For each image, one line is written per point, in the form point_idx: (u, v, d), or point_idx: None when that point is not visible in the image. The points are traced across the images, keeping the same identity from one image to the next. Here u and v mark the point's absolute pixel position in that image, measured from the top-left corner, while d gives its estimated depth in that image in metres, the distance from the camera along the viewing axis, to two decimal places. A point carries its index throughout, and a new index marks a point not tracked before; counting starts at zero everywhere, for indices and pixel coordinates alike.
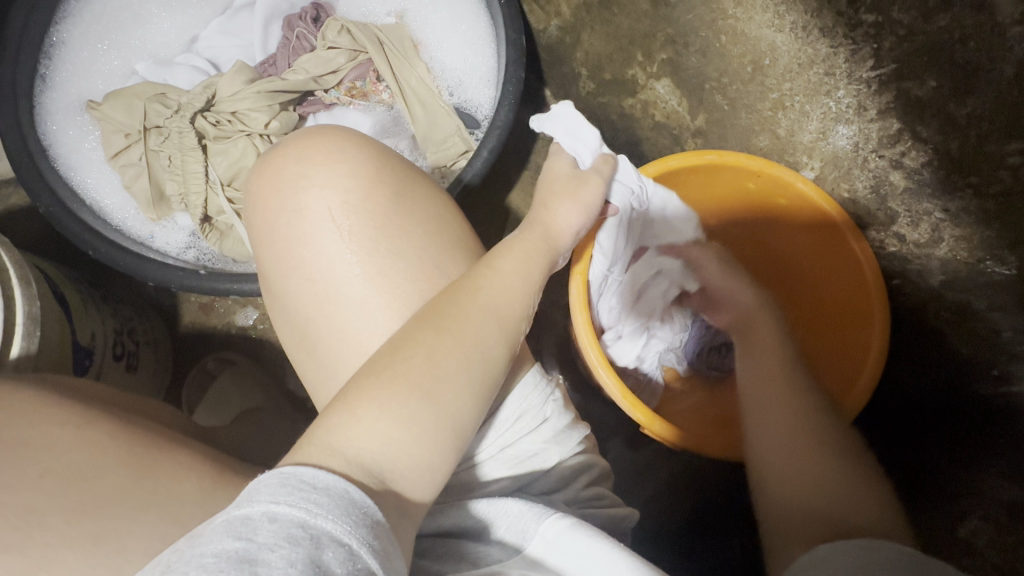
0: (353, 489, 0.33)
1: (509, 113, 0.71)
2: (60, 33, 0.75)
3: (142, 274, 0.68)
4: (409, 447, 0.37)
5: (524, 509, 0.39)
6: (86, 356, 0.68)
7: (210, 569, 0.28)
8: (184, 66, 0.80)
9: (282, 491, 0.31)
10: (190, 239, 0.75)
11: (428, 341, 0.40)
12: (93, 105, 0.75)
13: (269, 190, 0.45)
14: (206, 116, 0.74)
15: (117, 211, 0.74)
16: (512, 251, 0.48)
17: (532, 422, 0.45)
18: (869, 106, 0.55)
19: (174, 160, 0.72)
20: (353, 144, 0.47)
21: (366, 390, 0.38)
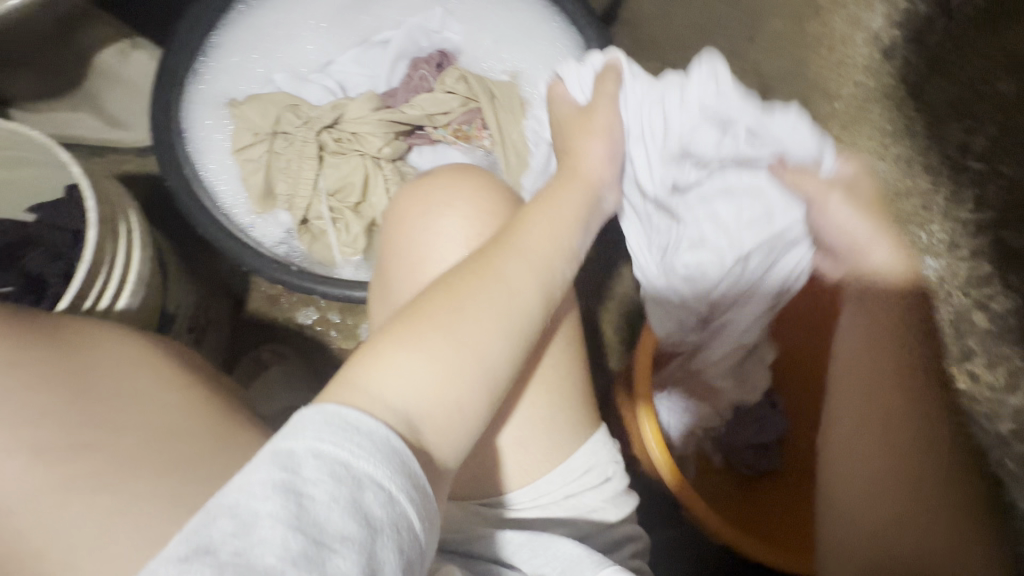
0: (394, 437, 0.35)
1: None
2: (218, 36, 0.82)
3: (239, 259, 0.73)
4: (441, 390, 0.39)
5: (580, 555, 0.42)
6: (168, 322, 0.72)
7: (261, 495, 0.31)
8: (317, 85, 0.88)
9: (326, 431, 0.34)
10: (284, 235, 0.81)
11: (448, 284, 0.44)
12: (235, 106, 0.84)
13: (416, 209, 0.51)
14: (330, 132, 0.81)
15: (228, 198, 0.81)
16: (541, 209, 0.51)
17: (596, 479, 0.47)
18: None
19: (292, 165, 0.80)
20: (494, 188, 0.52)
21: (388, 336, 0.41)
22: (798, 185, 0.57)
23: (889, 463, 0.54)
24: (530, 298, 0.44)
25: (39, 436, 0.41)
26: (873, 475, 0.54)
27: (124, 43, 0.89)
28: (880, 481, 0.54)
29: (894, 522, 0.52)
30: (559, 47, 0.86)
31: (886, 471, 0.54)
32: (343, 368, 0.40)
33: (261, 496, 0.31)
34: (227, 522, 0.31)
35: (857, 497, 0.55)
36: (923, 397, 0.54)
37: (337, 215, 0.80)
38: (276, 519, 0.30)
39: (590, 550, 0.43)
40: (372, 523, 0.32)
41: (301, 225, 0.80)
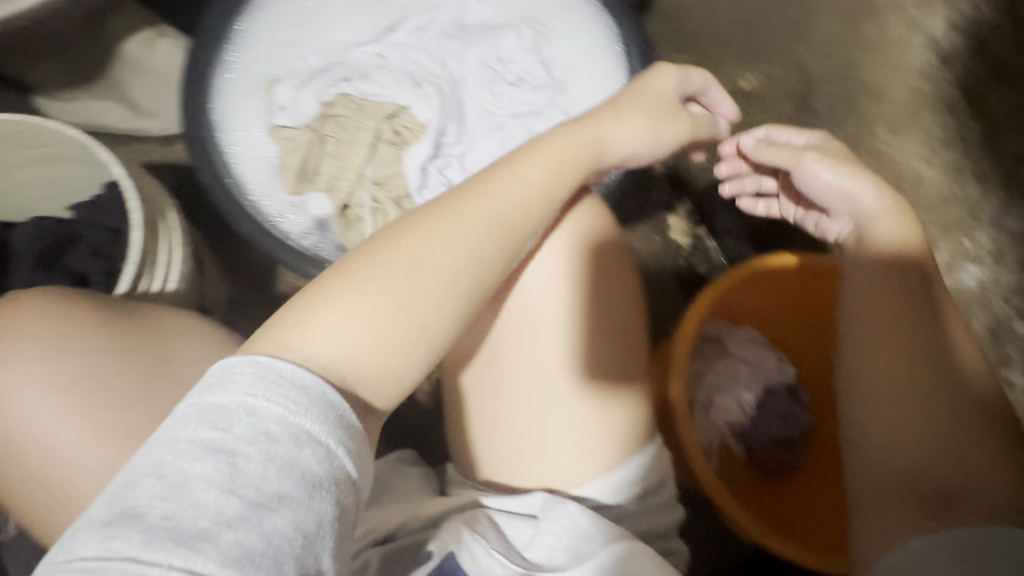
0: (329, 392, 0.40)
1: None
2: (245, 23, 0.79)
3: (276, 256, 0.74)
4: (366, 355, 0.44)
5: (592, 530, 0.49)
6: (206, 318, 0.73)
7: (188, 451, 0.35)
8: (333, 84, 0.82)
9: (259, 385, 0.38)
10: (311, 227, 0.81)
11: (394, 238, 0.48)
12: (274, 127, 0.81)
13: (540, 174, 0.53)
14: (387, 123, 0.82)
15: (258, 187, 0.79)
16: (498, 180, 0.52)
17: (637, 487, 0.55)
18: None
19: (340, 150, 0.82)
20: (557, 170, 0.55)
21: (329, 294, 0.45)
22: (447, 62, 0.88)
23: (920, 437, 0.49)
24: (493, 231, 0.50)
25: (110, 418, 0.49)
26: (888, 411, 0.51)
27: (152, 33, 0.91)
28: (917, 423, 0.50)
29: (926, 513, 0.46)
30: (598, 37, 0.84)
31: (970, 421, 0.49)
32: (276, 322, 0.44)
33: (193, 456, 0.35)
34: (154, 482, 0.34)
35: (889, 466, 0.50)
36: (940, 395, 0.50)
37: (378, 206, 0.81)
38: (207, 481, 0.34)
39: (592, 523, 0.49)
40: (311, 479, 0.36)
41: (340, 212, 0.81)
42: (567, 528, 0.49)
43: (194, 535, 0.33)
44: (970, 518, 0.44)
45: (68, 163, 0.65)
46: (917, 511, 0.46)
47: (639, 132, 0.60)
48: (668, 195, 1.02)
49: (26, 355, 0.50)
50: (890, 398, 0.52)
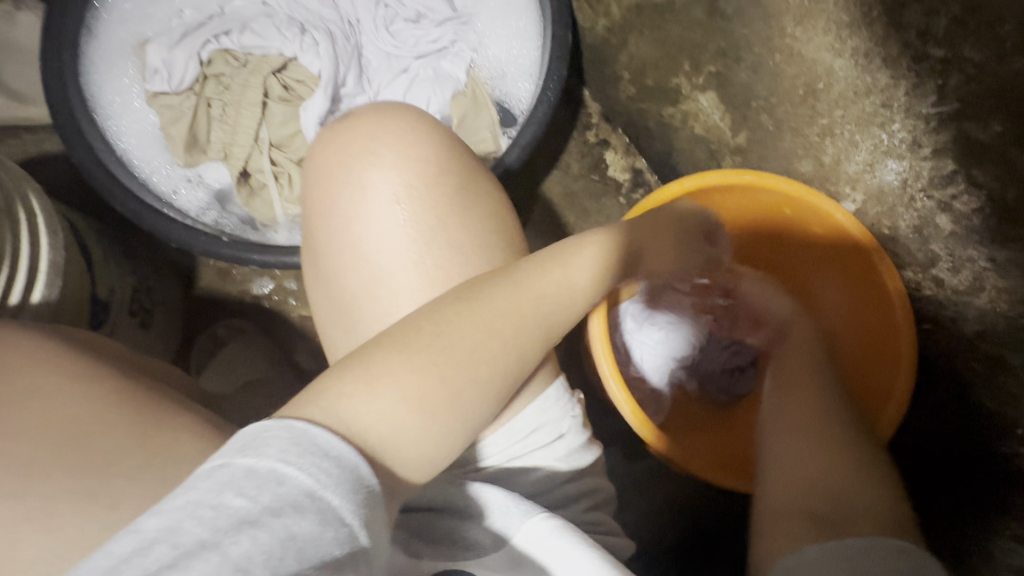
0: (362, 465, 0.34)
1: (547, 110, 0.72)
2: None
3: (166, 233, 0.68)
4: (409, 436, 0.37)
5: (510, 503, 0.44)
6: (102, 310, 0.68)
7: (207, 520, 0.28)
8: (211, 39, 0.76)
9: (293, 452, 0.31)
10: (210, 201, 0.75)
11: (469, 296, 0.43)
12: (151, 95, 0.75)
13: (368, 128, 0.47)
14: (277, 77, 0.76)
15: (145, 163, 0.73)
16: (570, 263, 0.51)
17: (548, 437, 0.50)
18: (924, 143, 0.52)
19: (229, 112, 0.75)
20: (429, 130, 0.49)
21: (388, 350, 0.39)
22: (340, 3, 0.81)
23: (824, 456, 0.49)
24: (542, 322, 0.46)
25: None
26: (810, 437, 0.51)
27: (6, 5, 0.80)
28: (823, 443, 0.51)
29: (813, 526, 0.43)
30: None
31: (882, 463, 0.49)
32: (321, 381, 0.38)
33: (213, 526, 0.29)
34: (167, 551, 0.27)
35: (795, 482, 0.48)
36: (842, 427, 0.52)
37: (280, 169, 0.76)
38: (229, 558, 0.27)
39: (520, 500, 0.45)
40: (332, 562, 0.30)
41: (240, 179, 0.75)
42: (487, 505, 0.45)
43: None
44: (854, 531, 0.42)
45: None
46: (811, 522, 0.43)
47: (662, 259, 0.63)
48: (600, 130, 0.96)
49: None
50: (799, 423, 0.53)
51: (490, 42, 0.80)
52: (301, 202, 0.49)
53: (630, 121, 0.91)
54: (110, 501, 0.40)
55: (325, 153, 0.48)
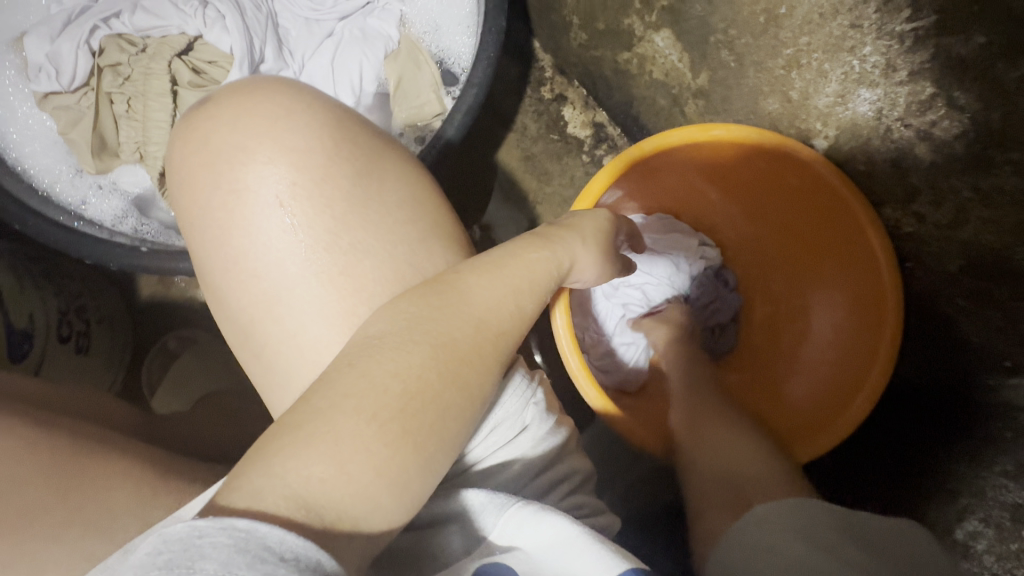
0: (327, 559, 0.26)
1: (488, 68, 0.64)
2: None
3: (78, 251, 0.61)
4: (350, 491, 0.31)
5: (485, 501, 0.40)
6: (24, 339, 0.63)
7: None
8: (99, 24, 0.64)
9: (238, 561, 0.24)
10: (128, 207, 0.67)
11: (426, 326, 0.37)
12: (39, 96, 0.64)
13: (235, 114, 0.40)
14: (184, 59, 0.64)
15: (44, 173, 0.64)
16: (526, 262, 0.43)
17: (510, 432, 0.45)
18: (898, 66, 0.47)
19: (134, 105, 0.63)
20: (306, 111, 0.41)
21: (338, 402, 0.33)
22: None
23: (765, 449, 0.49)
24: (497, 337, 0.39)
25: None
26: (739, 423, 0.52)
27: None
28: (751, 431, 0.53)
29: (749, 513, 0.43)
30: None
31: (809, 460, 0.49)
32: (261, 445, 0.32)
33: None
34: None
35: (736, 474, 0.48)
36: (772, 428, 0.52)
37: None
38: None
39: (495, 492, 0.41)
40: None
41: (161, 179, 0.64)
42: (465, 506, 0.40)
43: None
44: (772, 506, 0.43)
45: None
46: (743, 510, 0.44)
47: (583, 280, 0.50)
48: (555, 84, 0.89)
49: None
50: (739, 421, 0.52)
51: None
52: (177, 215, 0.41)
53: (586, 72, 0.83)
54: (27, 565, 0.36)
55: (193, 152, 0.40)
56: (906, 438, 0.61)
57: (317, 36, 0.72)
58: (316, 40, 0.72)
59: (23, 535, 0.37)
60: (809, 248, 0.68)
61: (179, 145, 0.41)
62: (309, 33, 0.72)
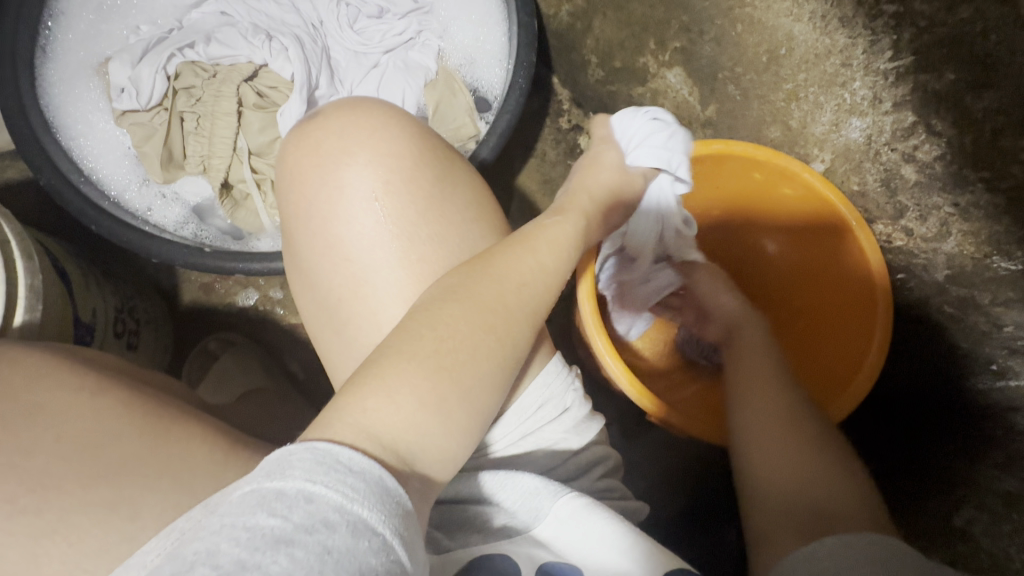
0: (387, 476, 0.32)
1: (520, 97, 0.72)
2: (57, 4, 0.70)
3: (145, 251, 0.66)
4: (411, 435, 0.36)
5: (540, 487, 0.43)
6: (88, 332, 0.67)
7: (245, 544, 0.27)
8: (175, 52, 0.72)
9: (318, 470, 0.30)
10: (188, 214, 0.73)
11: (463, 292, 0.42)
12: (119, 114, 0.72)
13: (340, 124, 0.48)
14: (250, 85, 0.73)
15: (117, 181, 0.72)
16: (552, 244, 0.49)
17: (554, 411, 0.49)
18: (884, 98, 0.54)
19: (203, 123, 0.71)
20: (399, 123, 0.49)
21: (399, 356, 0.38)
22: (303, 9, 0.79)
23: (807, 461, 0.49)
24: (533, 307, 0.44)
25: None
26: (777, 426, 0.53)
27: None
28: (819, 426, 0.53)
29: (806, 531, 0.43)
30: None
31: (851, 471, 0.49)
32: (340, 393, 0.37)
33: (249, 549, 0.27)
34: (208, 574, 0.26)
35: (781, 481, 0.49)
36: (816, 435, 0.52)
37: (262, 177, 0.73)
38: None
39: (548, 480, 0.44)
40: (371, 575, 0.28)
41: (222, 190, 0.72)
42: (520, 490, 0.43)
43: None
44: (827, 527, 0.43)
45: None
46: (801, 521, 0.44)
47: None
48: (572, 115, 0.97)
49: None
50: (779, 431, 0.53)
51: (462, 32, 0.80)
52: (281, 207, 0.49)
53: (601, 104, 0.92)
54: (127, 513, 0.40)
55: (303, 154, 0.48)
56: (903, 433, 0.66)
57: (364, 67, 0.80)
58: (363, 71, 0.80)
59: (121, 488, 0.41)
60: (813, 258, 0.74)
61: (291, 147, 0.49)
62: (357, 65, 0.80)
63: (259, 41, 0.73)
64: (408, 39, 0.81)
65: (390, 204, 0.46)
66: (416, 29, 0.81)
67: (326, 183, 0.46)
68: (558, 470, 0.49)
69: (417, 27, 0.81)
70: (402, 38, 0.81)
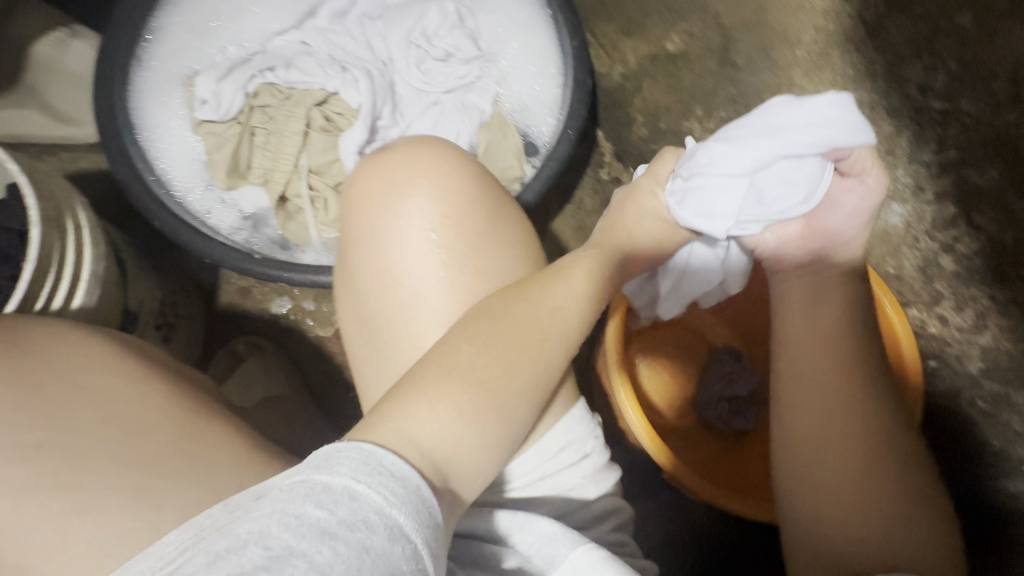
0: (424, 486, 0.33)
1: (568, 147, 0.75)
2: (157, 20, 0.77)
3: (199, 251, 0.70)
4: (446, 448, 0.37)
5: (558, 533, 0.43)
6: (132, 320, 0.70)
7: (291, 530, 0.28)
8: (256, 74, 0.78)
9: (363, 470, 0.31)
10: (242, 221, 0.77)
11: (501, 313, 0.44)
12: (196, 122, 0.77)
13: (407, 158, 0.51)
14: (319, 109, 0.78)
15: (183, 182, 0.77)
16: (577, 267, 0.51)
17: (575, 455, 0.49)
18: (926, 187, 0.56)
19: (271, 140, 0.77)
20: (461, 162, 0.52)
21: (439, 376, 0.40)
22: (376, 48, 0.86)
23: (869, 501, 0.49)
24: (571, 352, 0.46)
25: None
26: (841, 456, 0.51)
27: (61, 32, 0.85)
28: (877, 493, 0.49)
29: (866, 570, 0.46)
30: (520, 11, 0.83)
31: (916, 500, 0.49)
32: (376, 409, 0.38)
33: (294, 537, 0.28)
34: (257, 553, 0.27)
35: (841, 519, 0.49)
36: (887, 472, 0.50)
37: (316, 194, 0.77)
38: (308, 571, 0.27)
39: (566, 528, 0.44)
40: None
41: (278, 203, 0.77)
42: (538, 533, 0.43)
43: None
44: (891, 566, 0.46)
45: None
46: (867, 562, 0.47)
47: None
48: (612, 168, 1.01)
49: None
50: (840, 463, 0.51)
51: (519, 83, 0.85)
52: (343, 227, 0.52)
53: (642, 161, 0.95)
54: (151, 503, 0.41)
55: (369, 180, 0.51)
56: None
57: (425, 104, 0.85)
58: (424, 107, 0.85)
59: (149, 476, 0.42)
60: None
61: (359, 175, 0.53)
62: (418, 102, 0.85)
63: (333, 72, 0.79)
64: (468, 82, 0.85)
65: (444, 236, 0.48)
66: (478, 74, 0.85)
67: (388, 211, 0.49)
68: (571, 516, 0.49)
69: (477, 72, 0.85)
70: (462, 80, 0.85)
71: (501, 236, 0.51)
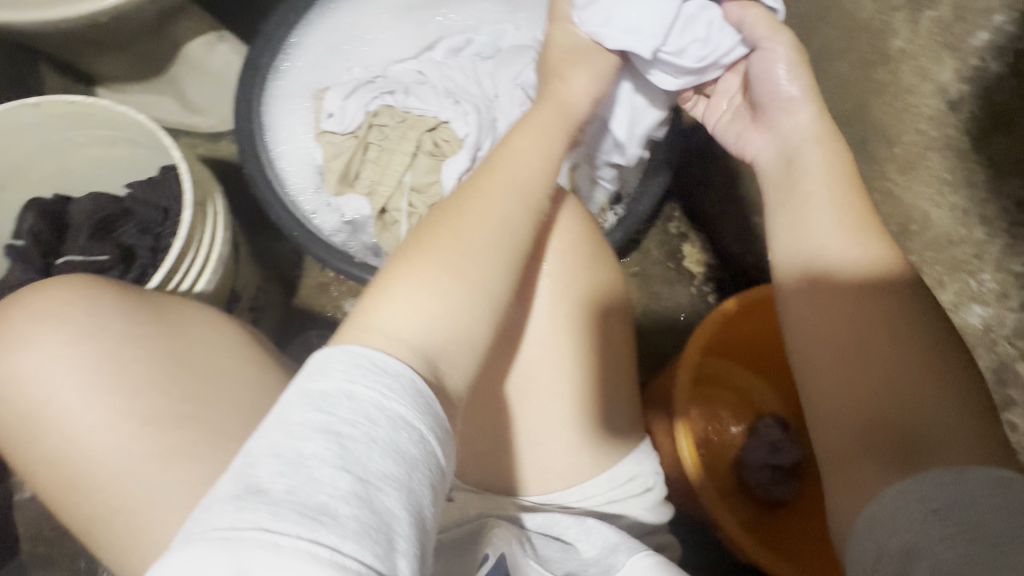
0: (416, 377, 0.38)
1: (652, 202, 0.79)
2: (299, 36, 0.86)
3: (307, 247, 0.77)
4: (415, 328, 0.41)
5: (619, 542, 0.47)
6: (234, 301, 0.77)
7: (302, 429, 0.33)
8: (379, 96, 0.86)
9: (355, 370, 0.36)
10: (342, 225, 0.84)
11: (455, 208, 0.47)
12: (319, 132, 0.86)
13: None
14: (428, 135, 0.85)
15: (298, 184, 0.85)
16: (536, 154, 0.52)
17: (639, 487, 0.53)
18: (1012, 296, 0.58)
19: (382, 158, 0.84)
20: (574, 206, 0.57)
21: (401, 272, 0.44)
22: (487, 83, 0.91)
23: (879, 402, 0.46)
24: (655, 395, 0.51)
25: (126, 403, 0.45)
26: (848, 363, 0.48)
27: (212, 35, 0.94)
28: (890, 391, 0.46)
29: (886, 469, 0.43)
30: None
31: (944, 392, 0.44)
32: (355, 315, 0.42)
33: (305, 436, 0.33)
34: (282, 458, 0.32)
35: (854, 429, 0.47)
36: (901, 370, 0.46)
37: (413, 211, 0.83)
38: (325, 458, 0.32)
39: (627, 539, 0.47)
40: (410, 459, 0.34)
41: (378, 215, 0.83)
42: (601, 543, 0.48)
43: (319, 508, 0.30)
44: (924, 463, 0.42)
45: (123, 146, 0.70)
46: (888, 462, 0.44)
47: None
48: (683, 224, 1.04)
49: (126, 356, 0.46)
50: (848, 370, 0.48)
51: None
52: None
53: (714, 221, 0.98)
54: None
55: None
56: None
57: None
58: None
59: None
60: None
61: None
62: None
63: (447, 103, 0.86)
64: None
65: (552, 270, 0.53)
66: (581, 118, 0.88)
67: None
68: None
69: None
70: None
71: (600, 280, 0.55)
